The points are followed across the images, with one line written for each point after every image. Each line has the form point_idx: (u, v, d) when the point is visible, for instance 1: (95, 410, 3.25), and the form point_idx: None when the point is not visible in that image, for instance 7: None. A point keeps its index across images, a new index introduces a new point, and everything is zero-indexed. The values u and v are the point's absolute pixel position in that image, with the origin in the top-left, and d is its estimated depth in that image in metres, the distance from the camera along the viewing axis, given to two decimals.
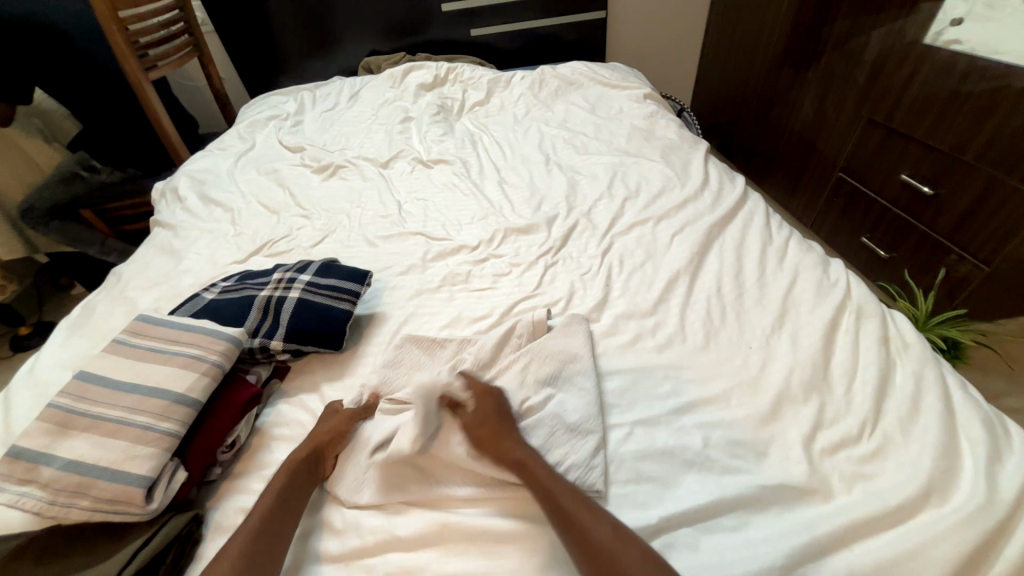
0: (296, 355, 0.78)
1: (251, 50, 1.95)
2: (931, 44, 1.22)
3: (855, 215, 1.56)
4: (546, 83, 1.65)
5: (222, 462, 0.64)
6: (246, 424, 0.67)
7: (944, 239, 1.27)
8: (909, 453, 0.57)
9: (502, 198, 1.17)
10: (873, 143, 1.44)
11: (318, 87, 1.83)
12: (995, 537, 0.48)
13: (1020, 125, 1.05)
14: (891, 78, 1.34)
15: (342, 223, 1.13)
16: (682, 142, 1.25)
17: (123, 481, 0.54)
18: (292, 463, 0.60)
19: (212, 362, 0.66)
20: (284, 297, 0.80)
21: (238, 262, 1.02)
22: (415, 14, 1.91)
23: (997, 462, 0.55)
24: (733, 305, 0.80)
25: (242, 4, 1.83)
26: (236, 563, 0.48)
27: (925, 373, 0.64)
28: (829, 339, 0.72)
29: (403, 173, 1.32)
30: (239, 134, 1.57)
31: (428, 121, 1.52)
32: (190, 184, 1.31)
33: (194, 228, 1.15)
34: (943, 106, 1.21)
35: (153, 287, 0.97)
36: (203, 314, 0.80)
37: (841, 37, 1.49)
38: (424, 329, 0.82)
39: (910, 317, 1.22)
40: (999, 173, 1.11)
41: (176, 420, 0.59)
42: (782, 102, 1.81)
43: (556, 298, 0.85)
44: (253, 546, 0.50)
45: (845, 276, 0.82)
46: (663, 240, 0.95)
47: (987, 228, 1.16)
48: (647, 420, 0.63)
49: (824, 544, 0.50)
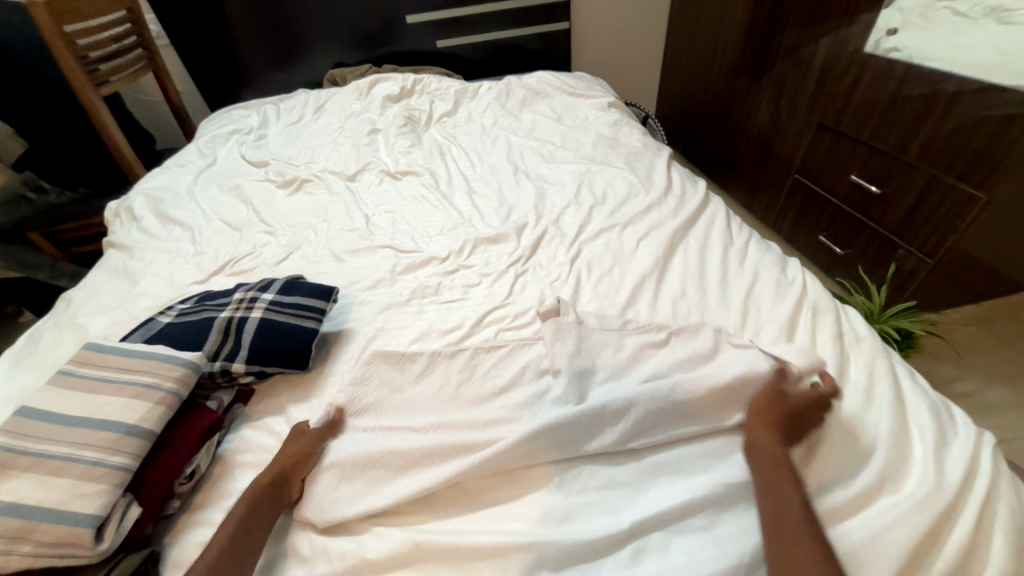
0: (260, 377, 0.75)
1: (210, 63, 1.90)
2: (872, 52, 1.30)
3: (812, 214, 1.63)
4: (512, 93, 1.67)
5: (180, 495, 0.61)
6: (206, 452, 0.65)
7: (892, 235, 1.34)
8: (865, 443, 0.59)
9: (471, 208, 1.17)
10: (824, 145, 1.51)
11: (282, 100, 1.80)
12: (946, 518, 0.51)
13: (954, 126, 1.13)
14: (837, 85, 1.42)
15: (308, 239, 1.11)
16: (645, 148, 1.28)
17: (69, 522, 0.51)
18: (254, 489, 0.58)
19: (168, 390, 0.63)
20: (245, 318, 0.78)
21: (198, 283, 0.99)
22: (380, 26, 1.91)
23: (944, 446, 0.58)
24: (697, 307, 0.82)
25: (199, 16, 1.78)
26: None
27: (876, 365, 0.68)
28: (789, 337, 0.74)
29: (371, 185, 1.30)
30: (199, 149, 1.52)
31: (396, 133, 1.51)
32: (146, 202, 1.26)
33: (150, 248, 1.11)
34: (885, 110, 1.28)
35: (106, 312, 0.93)
36: (159, 339, 0.76)
37: (790, 47, 1.57)
38: (393, 344, 0.81)
39: (865, 311, 1.28)
40: (938, 172, 1.18)
41: (128, 453, 0.57)
42: (740, 108, 1.88)
43: (526, 307, 0.86)
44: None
45: (802, 275, 0.85)
46: (629, 245, 0.97)
47: (930, 223, 1.23)
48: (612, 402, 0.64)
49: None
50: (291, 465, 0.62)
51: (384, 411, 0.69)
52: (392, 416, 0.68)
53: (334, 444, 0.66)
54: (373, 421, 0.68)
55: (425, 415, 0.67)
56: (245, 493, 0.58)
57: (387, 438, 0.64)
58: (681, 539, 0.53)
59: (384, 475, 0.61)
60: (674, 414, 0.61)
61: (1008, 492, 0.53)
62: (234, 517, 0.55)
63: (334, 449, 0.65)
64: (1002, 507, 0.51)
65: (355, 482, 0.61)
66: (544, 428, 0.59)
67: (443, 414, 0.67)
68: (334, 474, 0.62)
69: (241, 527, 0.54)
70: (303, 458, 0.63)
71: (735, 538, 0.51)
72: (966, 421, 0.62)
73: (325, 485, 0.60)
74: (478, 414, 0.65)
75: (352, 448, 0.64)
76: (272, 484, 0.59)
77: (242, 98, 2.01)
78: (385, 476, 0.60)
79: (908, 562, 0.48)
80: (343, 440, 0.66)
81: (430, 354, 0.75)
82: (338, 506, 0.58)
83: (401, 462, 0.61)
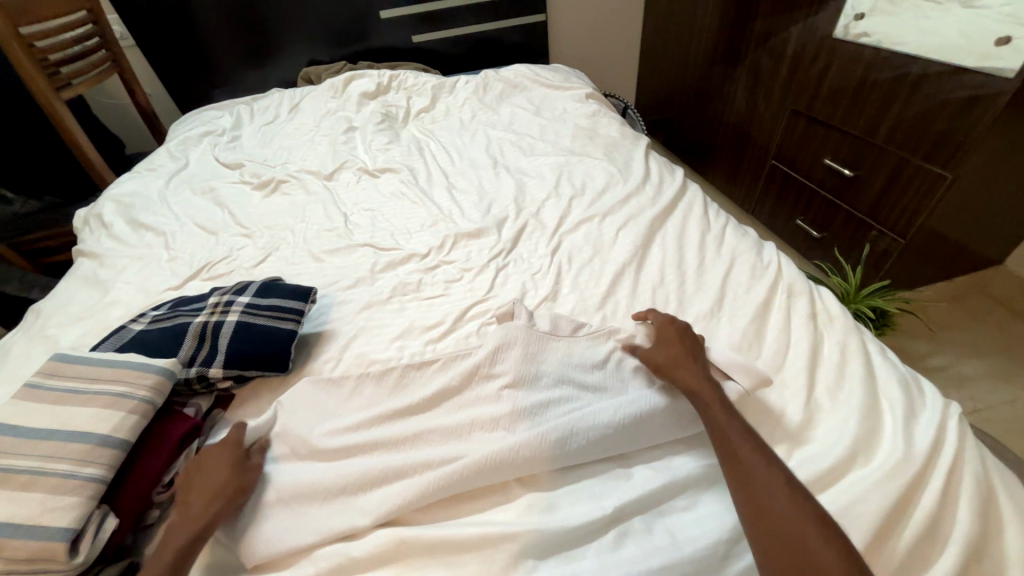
0: (239, 382, 0.74)
1: (178, 64, 1.85)
2: (843, 37, 1.30)
3: (789, 199, 1.65)
4: (490, 87, 1.66)
5: (160, 504, 0.60)
6: (186, 459, 0.64)
7: (865, 217, 1.37)
8: (837, 418, 0.61)
9: (451, 203, 1.16)
10: (798, 131, 1.53)
11: (255, 100, 1.76)
12: (914, 487, 0.52)
13: (919, 109, 1.15)
14: (808, 72, 1.44)
15: (286, 240, 1.09)
16: (623, 139, 1.29)
17: (41, 536, 0.50)
18: (190, 524, 0.53)
19: (141, 398, 0.62)
20: (221, 321, 0.76)
21: (173, 289, 0.97)
22: (354, 22, 1.88)
23: (914, 418, 0.59)
24: (676, 293, 0.83)
25: (164, 15, 1.73)
26: None
27: (848, 343, 0.70)
28: (764, 320, 0.76)
29: (349, 184, 1.28)
30: (170, 153, 1.48)
31: (373, 130, 1.49)
32: (116, 208, 1.23)
33: (122, 256, 1.08)
34: (854, 94, 1.31)
35: (77, 323, 0.91)
36: (131, 347, 0.74)
37: (762, 35, 1.59)
38: (375, 343, 0.81)
39: (842, 292, 1.30)
40: (905, 155, 1.21)
41: (100, 463, 0.55)
42: (716, 97, 1.90)
43: (508, 300, 0.86)
44: None
45: (776, 259, 0.87)
46: (608, 236, 0.98)
47: (900, 204, 1.26)
48: (578, 395, 0.64)
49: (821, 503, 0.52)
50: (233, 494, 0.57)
51: (309, 433, 0.64)
52: (324, 433, 0.63)
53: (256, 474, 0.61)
54: (306, 438, 0.63)
55: (368, 427, 0.63)
56: (180, 530, 0.53)
57: (312, 467, 0.60)
58: (660, 520, 0.54)
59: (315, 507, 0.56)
60: (656, 416, 0.60)
61: (974, 459, 0.54)
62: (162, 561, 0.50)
63: (268, 480, 0.60)
64: (967, 473, 0.53)
65: (283, 513, 0.56)
66: (541, 436, 0.57)
67: (407, 422, 0.64)
68: (269, 502, 0.57)
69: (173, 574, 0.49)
70: (238, 490, 0.57)
71: (711, 517, 0.53)
72: (934, 393, 0.64)
73: (254, 523, 0.56)
74: (482, 411, 0.62)
75: (279, 479, 0.59)
76: (211, 522, 0.53)
77: (214, 99, 1.96)
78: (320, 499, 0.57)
79: (878, 532, 0.49)
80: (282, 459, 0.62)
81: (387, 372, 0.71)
82: (266, 541, 0.54)
83: (325, 493, 0.57)
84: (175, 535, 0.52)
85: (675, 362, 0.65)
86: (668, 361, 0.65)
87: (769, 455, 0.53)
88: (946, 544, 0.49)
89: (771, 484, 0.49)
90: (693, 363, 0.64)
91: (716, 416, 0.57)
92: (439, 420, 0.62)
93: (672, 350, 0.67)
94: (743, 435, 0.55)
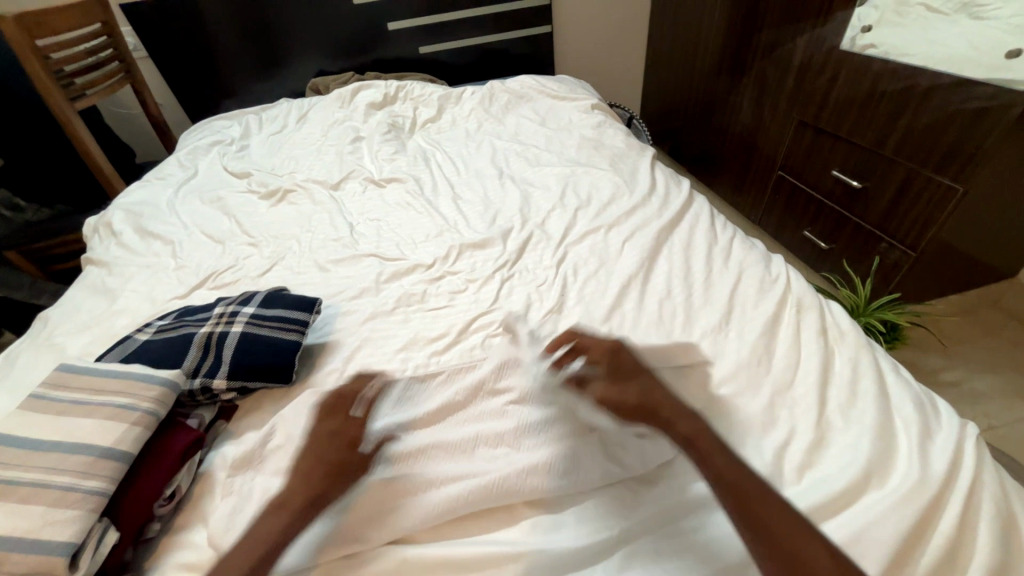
0: (242, 393, 0.74)
1: (189, 74, 1.88)
2: (849, 49, 1.31)
3: (796, 210, 1.64)
4: (496, 97, 1.67)
5: (161, 517, 0.60)
6: (188, 472, 0.63)
7: (874, 229, 1.36)
8: (849, 437, 0.60)
9: (456, 213, 1.16)
10: (806, 142, 1.53)
11: (264, 110, 1.78)
12: (931, 511, 0.51)
13: (930, 120, 1.14)
14: (814, 84, 1.44)
15: (291, 249, 1.10)
16: (629, 149, 1.29)
17: (42, 551, 0.49)
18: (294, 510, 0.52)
19: (145, 410, 0.62)
20: (226, 332, 0.76)
21: (180, 298, 0.97)
22: (362, 33, 1.91)
23: (929, 438, 0.58)
24: (683, 306, 0.82)
25: (177, 27, 1.77)
26: None
27: (860, 359, 0.68)
28: (773, 335, 0.75)
29: (355, 194, 1.29)
30: (179, 162, 1.50)
31: (380, 140, 1.51)
32: (125, 216, 1.24)
33: (130, 264, 1.09)
34: (862, 105, 1.30)
35: (85, 331, 0.91)
36: (137, 357, 0.74)
37: (768, 46, 1.59)
38: (379, 354, 0.80)
39: (850, 304, 1.29)
40: (915, 166, 1.20)
41: (103, 476, 0.55)
42: (722, 107, 1.90)
43: (513, 312, 0.85)
44: None
45: (785, 272, 0.86)
46: (614, 247, 0.97)
47: (911, 216, 1.24)
48: None
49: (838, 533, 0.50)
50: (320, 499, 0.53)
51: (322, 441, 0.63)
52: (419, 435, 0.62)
53: (248, 486, 0.60)
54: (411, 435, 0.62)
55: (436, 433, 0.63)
56: (279, 518, 0.52)
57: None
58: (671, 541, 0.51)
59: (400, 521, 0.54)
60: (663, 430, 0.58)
61: (992, 482, 0.53)
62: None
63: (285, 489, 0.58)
64: (986, 497, 0.51)
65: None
66: (546, 460, 0.57)
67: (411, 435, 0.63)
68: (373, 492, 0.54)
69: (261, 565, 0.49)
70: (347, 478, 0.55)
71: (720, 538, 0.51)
72: (949, 412, 0.62)
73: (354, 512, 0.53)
74: (484, 427, 0.62)
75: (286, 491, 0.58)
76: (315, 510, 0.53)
77: (224, 109, 1.99)
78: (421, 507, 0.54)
79: (894, 558, 0.48)
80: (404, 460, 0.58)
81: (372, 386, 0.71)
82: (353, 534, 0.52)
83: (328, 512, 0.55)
84: (274, 523, 0.51)
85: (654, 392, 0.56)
86: (644, 396, 0.56)
87: (791, 511, 0.46)
88: (965, 571, 0.47)
89: (809, 550, 0.43)
90: (670, 398, 0.56)
91: (722, 468, 0.49)
92: (441, 436, 0.61)
93: (644, 379, 0.58)
94: (762, 491, 0.47)
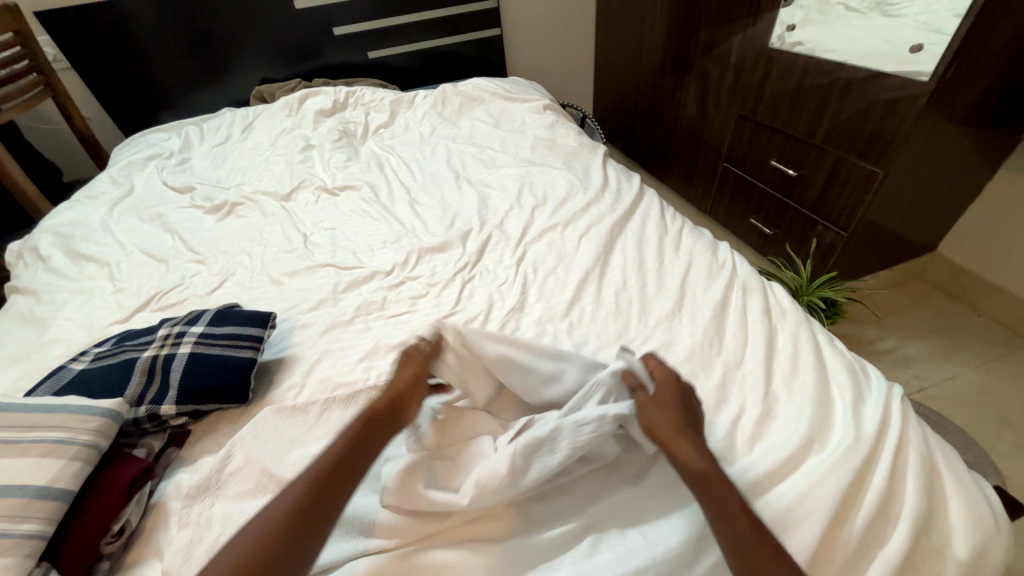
0: (195, 417, 0.71)
1: (120, 84, 1.76)
2: (780, 46, 1.40)
3: (742, 199, 1.73)
4: (448, 101, 1.66)
5: (110, 555, 0.56)
6: (137, 505, 0.60)
7: (811, 213, 1.46)
8: (793, 406, 0.64)
9: (414, 218, 1.16)
10: (746, 134, 1.61)
11: (205, 120, 1.70)
12: (866, 468, 0.55)
13: (851, 111, 1.24)
14: (750, 79, 1.53)
15: (242, 264, 1.05)
16: (582, 148, 1.32)
17: None
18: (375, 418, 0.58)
19: (84, 443, 0.58)
20: (172, 354, 0.73)
21: (120, 322, 0.91)
22: (307, 39, 1.86)
23: (861, 400, 0.63)
24: (638, 295, 0.86)
25: (103, 35, 1.66)
26: (284, 515, 0.48)
27: (800, 334, 0.74)
28: (721, 317, 0.79)
29: (308, 204, 1.26)
30: (112, 178, 1.40)
31: (331, 147, 1.47)
32: (53, 239, 1.15)
33: (61, 290, 1.01)
34: (792, 99, 1.39)
35: (10, 366, 0.84)
36: (70, 389, 0.69)
37: (707, 45, 1.67)
38: (340, 365, 0.79)
39: (795, 285, 1.37)
40: (841, 154, 1.30)
41: (39, 518, 0.52)
42: (668, 104, 1.98)
43: (475, 313, 0.86)
44: (316, 496, 0.50)
45: (730, 257, 0.91)
46: (571, 243, 0.99)
47: (842, 199, 1.34)
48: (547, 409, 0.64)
49: (784, 497, 0.54)
50: (352, 446, 0.55)
51: (290, 462, 0.61)
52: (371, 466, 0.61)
53: (207, 514, 0.58)
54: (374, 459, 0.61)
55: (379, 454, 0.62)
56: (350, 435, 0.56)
57: None
58: (659, 508, 0.54)
59: (521, 473, 0.52)
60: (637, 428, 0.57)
61: (916, 437, 0.58)
62: (295, 500, 0.49)
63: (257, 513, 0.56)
64: (912, 450, 0.56)
65: None
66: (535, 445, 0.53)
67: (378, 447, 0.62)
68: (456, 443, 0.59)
69: (339, 471, 0.53)
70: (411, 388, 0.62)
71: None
72: (878, 377, 0.68)
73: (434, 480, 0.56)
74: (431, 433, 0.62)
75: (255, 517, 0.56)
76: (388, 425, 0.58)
77: (161, 122, 1.89)
78: (542, 464, 0.53)
79: (836, 512, 0.52)
80: (567, 425, 0.54)
81: (324, 402, 0.69)
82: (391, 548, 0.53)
83: None
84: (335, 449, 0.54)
85: (676, 438, 0.54)
86: (665, 420, 0.56)
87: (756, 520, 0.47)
88: (896, 519, 0.52)
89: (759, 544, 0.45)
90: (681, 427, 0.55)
91: (719, 506, 0.48)
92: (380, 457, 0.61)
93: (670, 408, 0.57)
94: (766, 547, 0.45)
